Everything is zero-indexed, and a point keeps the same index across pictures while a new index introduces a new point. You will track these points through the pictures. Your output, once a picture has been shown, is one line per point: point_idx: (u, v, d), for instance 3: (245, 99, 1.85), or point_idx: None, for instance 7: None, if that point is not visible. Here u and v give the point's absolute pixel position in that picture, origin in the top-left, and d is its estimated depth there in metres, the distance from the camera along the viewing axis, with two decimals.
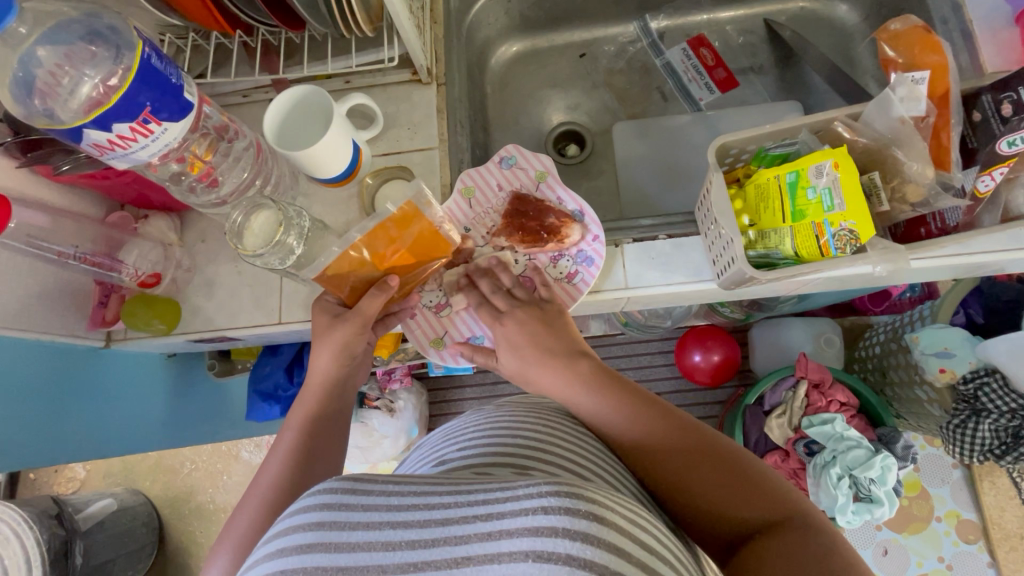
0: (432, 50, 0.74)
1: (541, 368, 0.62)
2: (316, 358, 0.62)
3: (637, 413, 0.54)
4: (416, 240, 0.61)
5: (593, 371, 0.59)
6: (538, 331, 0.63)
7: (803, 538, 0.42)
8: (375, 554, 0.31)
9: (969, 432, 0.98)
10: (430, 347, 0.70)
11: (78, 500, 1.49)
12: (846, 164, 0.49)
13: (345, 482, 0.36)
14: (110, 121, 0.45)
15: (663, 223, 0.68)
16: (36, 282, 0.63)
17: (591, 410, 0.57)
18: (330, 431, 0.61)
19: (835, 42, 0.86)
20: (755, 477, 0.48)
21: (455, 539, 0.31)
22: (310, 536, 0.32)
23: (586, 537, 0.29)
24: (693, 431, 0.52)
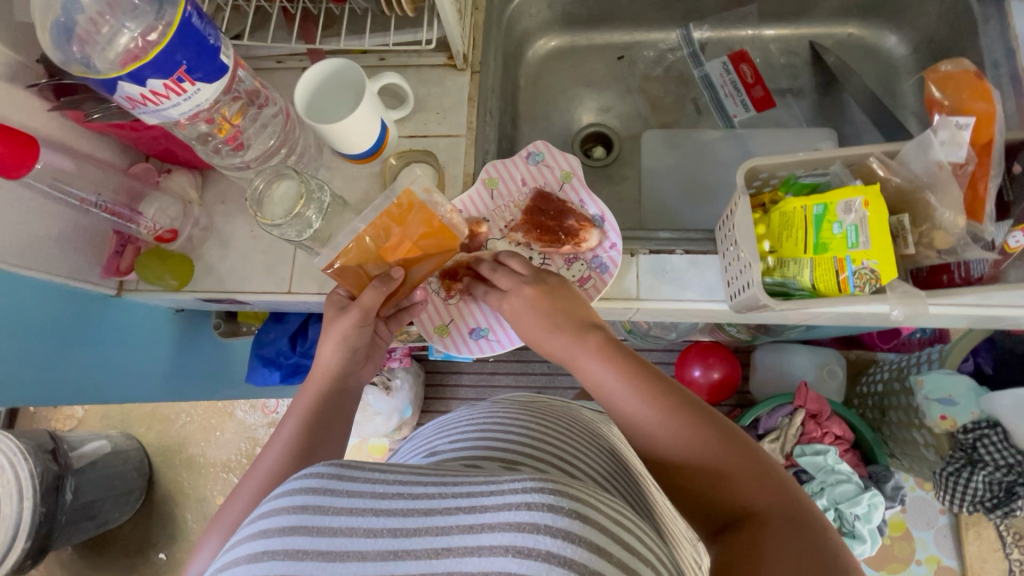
0: (471, 36, 0.74)
1: (552, 333, 0.60)
2: (320, 348, 0.63)
3: (643, 387, 0.53)
4: (421, 232, 0.60)
5: (603, 344, 0.58)
6: (545, 306, 0.61)
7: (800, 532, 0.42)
8: (357, 540, 0.31)
9: (962, 482, 0.99)
10: (435, 334, 0.70)
11: (73, 438, 1.53)
12: (877, 203, 0.48)
13: (331, 466, 0.36)
14: (145, 76, 0.45)
15: (681, 238, 0.67)
16: (56, 225, 0.64)
17: (597, 382, 0.56)
18: (328, 425, 0.61)
19: (879, 73, 0.84)
20: (751, 462, 0.48)
21: (436, 530, 0.32)
22: (292, 519, 0.32)
23: (566, 534, 0.30)
24: (698, 412, 0.52)
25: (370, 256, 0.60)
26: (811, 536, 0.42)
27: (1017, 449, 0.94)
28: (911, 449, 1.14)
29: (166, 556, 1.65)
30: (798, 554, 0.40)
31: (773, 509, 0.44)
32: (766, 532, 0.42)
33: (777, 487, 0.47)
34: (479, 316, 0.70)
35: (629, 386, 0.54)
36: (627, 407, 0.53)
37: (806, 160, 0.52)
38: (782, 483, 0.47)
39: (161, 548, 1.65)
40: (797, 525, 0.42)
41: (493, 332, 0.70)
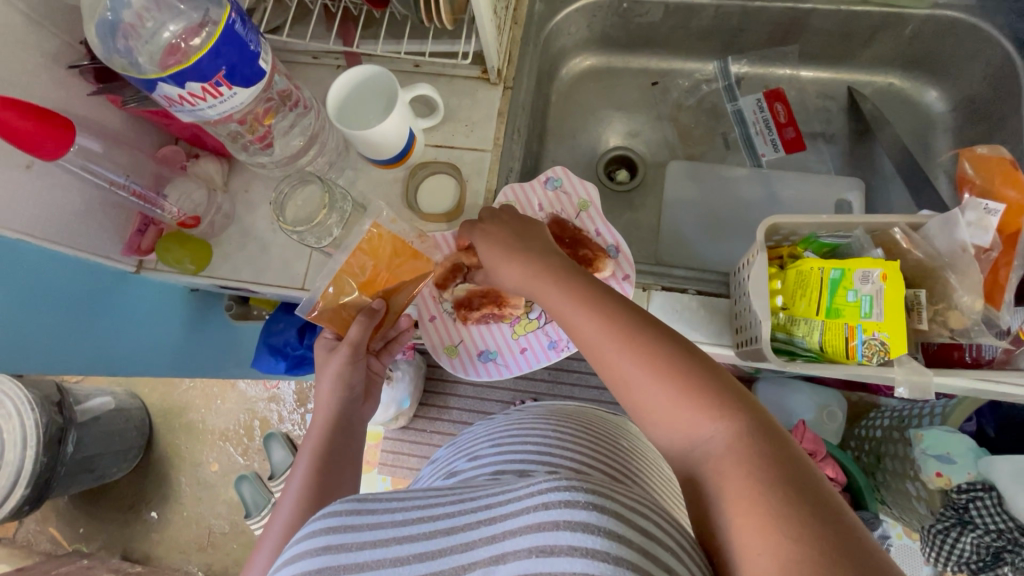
0: (507, 52, 0.74)
1: (518, 259, 0.59)
2: (319, 390, 0.65)
3: (598, 308, 0.51)
4: (393, 262, 0.63)
5: (562, 268, 0.56)
6: (513, 230, 0.62)
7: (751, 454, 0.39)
8: (386, 570, 0.36)
9: (949, 541, 0.99)
10: (444, 353, 0.72)
11: (79, 392, 1.56)
12: (895, 278, 0.48)
13: (350, 503, 0.41)
14: (185, 80, 0.46)
15: (695, 278, 0.67)
16: (83, 203, 0.66)
17: (557, 308, 0.54)
18: (339, 463, 0.62)
19: (915, 128, 0.83)
20: (715, 375, 0.45)
21: (461, 547, 0.36)
22: (320, 561, 0.38)
23: (586, 526, 0.33)
24: (653, 327, 0.48)
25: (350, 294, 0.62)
26: (774, 453, 0.39)
27: (1010, 516, 0.94)
28: (903, 499, 1.16)
29: (158, 515, 1.69)
30: (756, 476, 0.38)
31: (726, 428, 0.42)
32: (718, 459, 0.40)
33: (738, 400, 0.43)
34: (490, 339, 0.72)
35: (584, 308, 0.51)
36: (582, 328, 0.51)
37: (829, 223, 0.51)
38: (737, 397, 0.43)
39: (154, 507, 1.70)
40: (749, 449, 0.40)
41: (502, 356, 0.71)
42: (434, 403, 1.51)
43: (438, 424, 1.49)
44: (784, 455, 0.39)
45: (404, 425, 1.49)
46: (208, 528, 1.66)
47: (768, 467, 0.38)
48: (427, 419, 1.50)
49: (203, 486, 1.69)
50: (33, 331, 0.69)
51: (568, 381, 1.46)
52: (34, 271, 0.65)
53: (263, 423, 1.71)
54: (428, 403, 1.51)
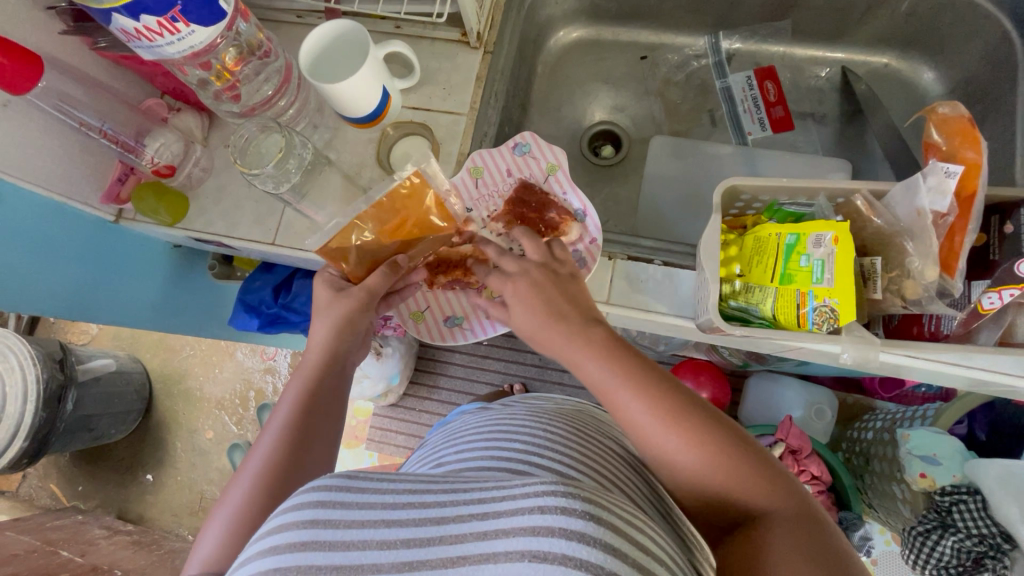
0: (488, 16, 0.73)
1: (553, 312, 0.57)
2: (313, 330, 0.63)
3: (648, 389, 0.50)
4: (420, 213, 0.61)
5: (607, 338, 0.54)
6: (547, 287, 0.59)
7: (800, 531, 0.43)
8: (369, 552, 0.34)
9: (930, 544, 0.95)
10: (410, 319, 0.72)
11: (82, 352, 1.61)
12: (846, 241, 0.46)
13: (338, 479, 0.40)
14: (139, 12, 0.46)
15: (661, 248, 0.66)
16: (61, 146, 0.67)
17: (598, 383, 0.52)
18: (323, 408, 0.61)
19: (908, 109, 0.80)
20: (750, 458, 0.48)
21: (451, 539, 0.35)
22: (303, 535, 0.35)
23: (582, 536, 0.32)
24: (695, 410, 0.49)
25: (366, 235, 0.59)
26: (814, 531, 0.43)
27: (993, 521, 0.91)
28: (888, 501, 1.13)
29: (153, 478, 1.74)
30: (811, 554, 0.41)
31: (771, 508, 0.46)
32: (765, 532, 0.44)
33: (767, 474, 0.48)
34: (455, 304, 0.72)
35: (632, 388, 0.50)
36: (631, 410, 0.50)
37: (789, 188, 0.50)
38: (782, 476, 0.48)
39: (149, 470, 1.74)
40: (795, 524, 0.44)
41: (468, 322, 0.72)
42: (424, 382, 1.51)
43: (426, 402, 1.50)
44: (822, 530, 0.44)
45: (393, 402, 1.50)
46: (199, 493, 1.70)
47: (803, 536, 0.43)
48: (416, 397, 1.51)
49: (197, 452, 1.73)
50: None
51: (557, 366, 1.45)
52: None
53: (258, 394, 1.74)
54: (417, 382, 1.51)
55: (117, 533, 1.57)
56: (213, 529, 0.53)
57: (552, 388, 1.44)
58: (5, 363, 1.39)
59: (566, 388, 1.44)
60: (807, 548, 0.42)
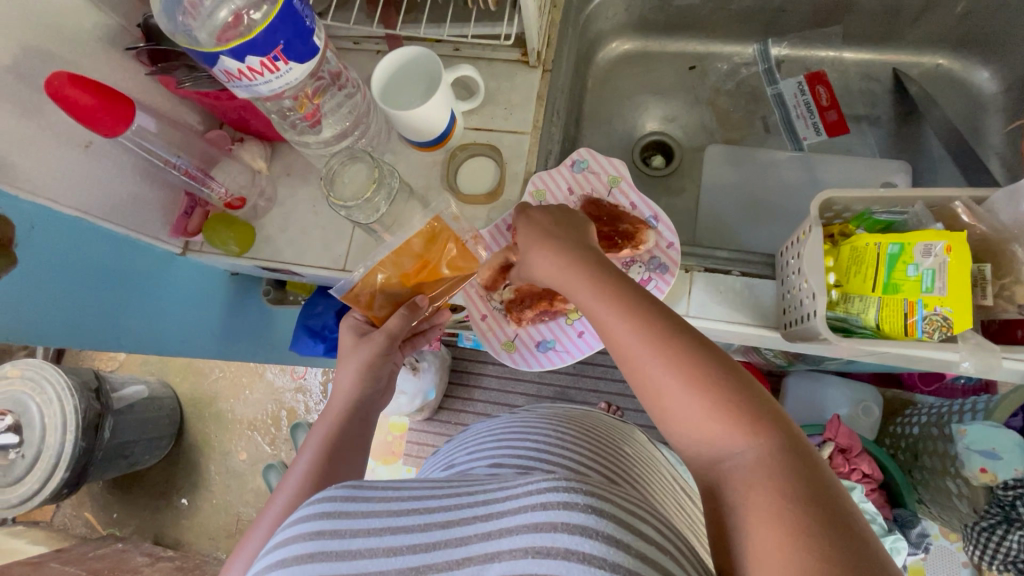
0: (547, 34, 0.73)
1: (575, 278, 0.54)
2: (340, 379, 0.64)
3: (637, 313, 0.48)
4: (444, 258, 0.62)
5: (607, 269, 0.53)
6: (556, 222, 0.60)
7: (781, 480, 0.38)
8: (377, 559, 0.36)
9: (996, 539, 0.98)
10: (503, 351, 0.70)
11: (115, 380, 1.61)
12: (960, 249, 0.47)
13: (343, 490, 0.41)
14: (245, 53, 0.47)
15: (738, 259, 0.66)
16: (135, 183, 0.68)
17: (591, 309, 0.51)
18: (348, 448, 0.60)
19: (964, 109, 0.81)
20: (775, 425, 0.42)
21: (455, 541, 0.37)
22: (310, 546, 0.37)
23: (584, 529, 0.34)
24: (687, 338, 0.46)
25: (391, 279, 0.61)
26: (825, 504, 0.37)
27: None
28: (942, 497, 1.13)
29: (188, 502, 1.73)
30: (785, 509, 0.36)
31: (776, 472, 0.39)
32: (746, 479, 0.39)
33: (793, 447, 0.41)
34: (546, 330, 0.69)
35: (623, 311, 0.48)
36: (618, 332, 0.48)
37: (886, 197, 0.50)
38: (783, 424, 0.42)
39: (184, 494, 1.74)
40: (780, 474, 0.39)
41: (562, 344, 0.69)
42: (459, 395, 1.51)
43: (462, 416, 1.50)
44: (839, 510, 0.36)
45: (429, 417, 1.50)
46: (236, 515, 1.69)
47: (811, 507, 0.36)
48: (452, 411, 1.51)
49: (232, 474, 1.72)
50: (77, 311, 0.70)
51: (594, 373, 1.45)
52: (88, 248, 0.67)
53: (290, 413, 1.74)
54: (452, 395, 1.51)
55: (160, 560, 1.56)
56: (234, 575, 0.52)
57: (591, 396, 1.44)
58: (43, 394, 1.39)
59: (603, 395, 1.44)
60: (788, 510, 0.36)
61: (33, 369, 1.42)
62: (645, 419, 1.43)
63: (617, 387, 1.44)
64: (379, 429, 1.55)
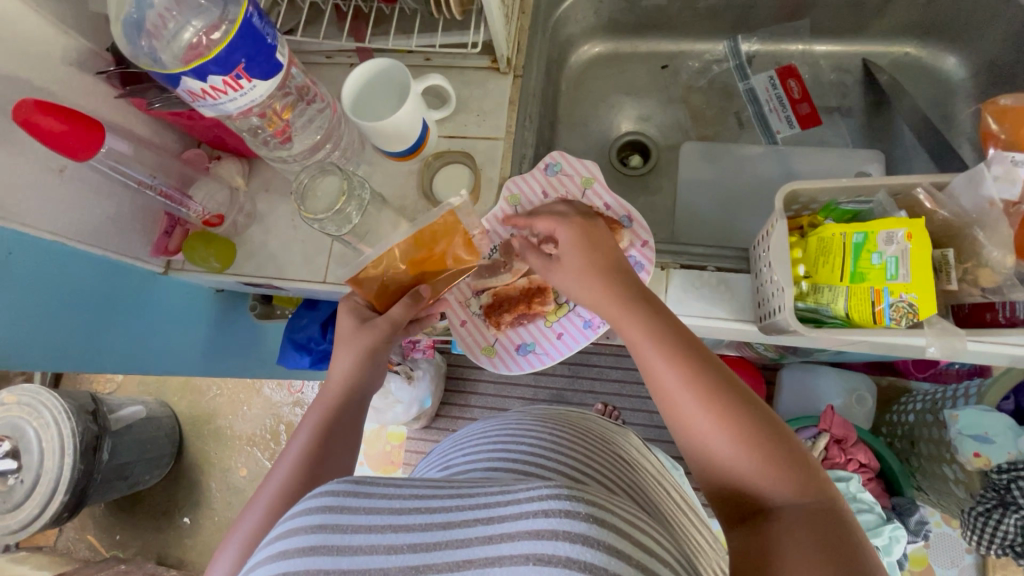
0: (516, 41, 0.74)
1: (619, 313, 0.56)
2: (335, 359, 0.63)
3: (680, 354, 0.51)
4: (449, 251, 0.62)
5: (651, 307, 0.55)
6: (591, 243, 0.61)
7: (810, 524, 0.41)
8: (377, 558, 0.35)
9: (992, 523, 0.97)
10: (482, 354, 0.70)
11: (112, 402, 1.61)
12: (920, 237, 0.47)
13: (346, 484, 0.41)
14: (207, 72, 0.47)
15: (713, 254, 0.66)
16: (114, 205, 0.68)
17: (635, 344, 0.54)
18: (343, 434, 0.60)
19: (934, 96, 0.81)
20: (797, 463, 0.45)
21: (455, 543, 0.36)
22: (311, 540, 0.37)
23: (586, 538, 0.34)
24: (728, 384, 0.49)
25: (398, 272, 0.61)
26: (840, 539, 0.40)
27: None
28: (939, 483, 1.13)
29: (191, 521, 1.73)
30: (813, 550, 0.39)
31: (794, 505, 0.43)
32: (773, 520, 0.42)
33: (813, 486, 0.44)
34: (525, 333, 0.70)
35: (665, 351, 0.51)
36: (660, 371, 0.51)
37: (849, 187, 0.51)
38: (817, 475, 0.45)
39: (186, 512, 1.74)
40: (810, 519, 0.41)
41: (541, 345, 0.70)
42: (455, 402, 1.51)
43: (459, 422, 1.49)
44: (862, 556, 0.39)
45: (426, 425, 1.50)
46: None
47: (828, 543, 0.39)
48: (449, 418, 1.51)
49: (233, 491, 1.72)
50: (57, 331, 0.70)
51: (589, 374, 1.46)
52: (63, 268, 0.68)
53: (289, 427, 1.74)
54: (449, 402, 1.51)
55: None
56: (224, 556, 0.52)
57: (586, 397, 1.44)
58: (40, 419, 1.39)
59: (598, 396, 1.44)
60: (815, 551, 0.39)
61: (30, 394, 1.42)
62: (641, 417, 1.43)
63: (612, 387, 1.44)
64: (377, 440, 1.55)
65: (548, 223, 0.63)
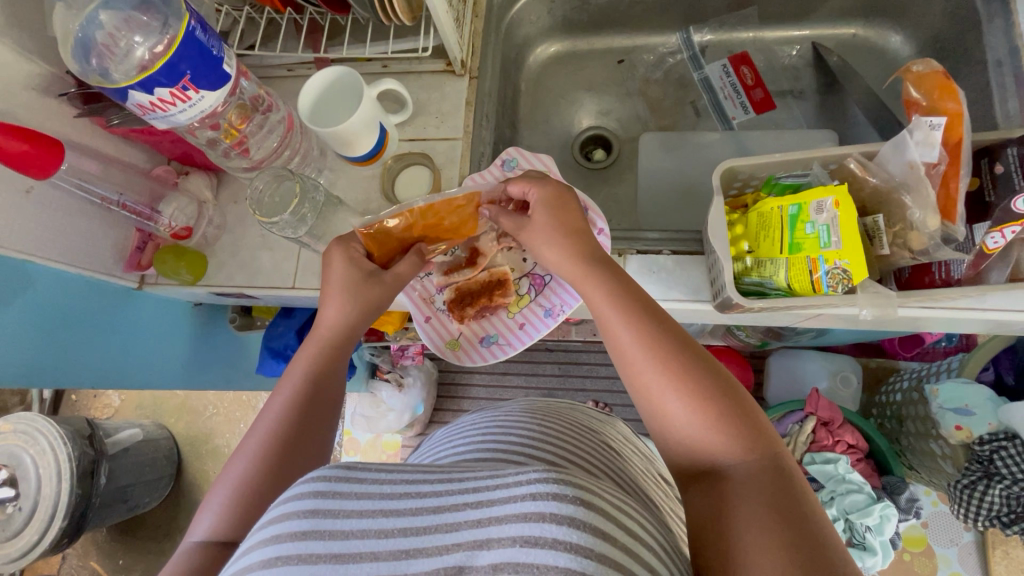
0: (470, 43, 0.76)
1: (585, 283, 0.56)
2: (324, 306, 0.60)
3: (643, 322, 0.51)
4: (457, 221, 0.67)
5: (615, 276, 0.56)
6: (560, 211, 0.60)
7: (763, 490, 0.43)
8: (368, 541, 0.35)
9: (977, 495, 0.97)
10: (447, 350, 0.71)
11: (109, 426, 1.62)
12: (846, 203, 0.48)
13: (336, 470, 0.41)
14: (153, 85, 0.49)
15: (667, 239, 0.68)
16: (82, 223, 0.70)
17: (600, 312, 0.54)
18: (332, 382, 0.58)
19: (884, 74, 0.83)
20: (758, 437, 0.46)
21: (446, 527, 0.36)
22: (303, 524, 0.37)
23: (572, 520, 0.34)
24: (688, 351, 0.50)
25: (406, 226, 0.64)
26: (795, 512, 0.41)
27: None
28: (929, 460, 1.13)
29: None
30: (766, 515, 0.41)
31: (748, 469, 0.44)
32: (728, 486, 0.44)
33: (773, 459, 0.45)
34: (488, 325, 0.72)
35: (629, 319, 0.52)
36: (622, 338, 0.51)
37: (783, 162, 0.53)
38: (770, 441, 0.46)
39: None
40: (763, 484, 0.43)
41: (504, 337, 0.71)
42: (448, 407, 1.52)
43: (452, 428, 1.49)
44: (809, 517, 0.41)
45: (420, 432, 1.50)
46: None
47: (791, 519, 0.40)
48: (442, 424, 1.51)
49: None
50: (21, 347, 0.70)
51: (578, 372, 1.46)
52: (36, 286, 0.68)
53: None
54: (442, 408, 1.52)
55: None
56: (212, 504, 0.51)
57: (576, 395, 1.45)
58: (36, 446, 1.40)
59: (589, 393, 1.44)
60: (768, 516, 0.41)
61: (26, 421, 1.43)
62: (632, 412, 1.43)
63: (602, 383, 1.45)
64: (373, 449, 1.56)
65: (521, 185, 0.62)
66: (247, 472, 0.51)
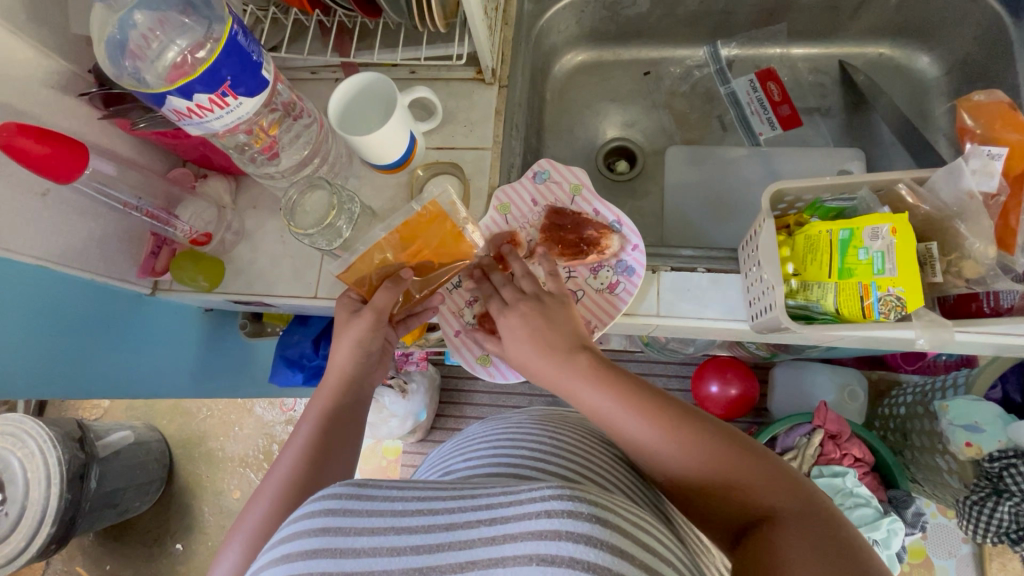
0: (501, 51, 0.75)
1: (571, 376, 0.56)
2: (333, 353, 0.64)
3: (634, 402, 0.52)
4: (437, 241, 0.61)
5: (592, 362, 0.56)
6: (538, 324, 0.60)
7: (804, 526, 0.42)
8: (379, 560, 0.34)
9: (986, 512, 0.98)
10: (477, 364, 0.70)
11: (99, 428, 1.57)
12: (905, 230, 0.48)
13: (349, 487, 0.39)
14: (193, 91, 0.47)
15: (702, 256, 0.67)
16: (97, 226, 0.67)
17: (591, 402, 0.54)
18: (344, 424, 0.62)
19: (910, 94, 0.84)
20: (778, 473, 0.47)
21: (459, 544, 0.34)
22: (315, 542, 0.35)
23: (589, 539, 0.31)
24: (686, 418, 0.51)
25: (386, 259, 0.60)
26: (834, 532, 0.42)
27: None
28: (933, 475, 1.14)
29: (183, 547, 1.68)
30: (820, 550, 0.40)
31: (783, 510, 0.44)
32: (772, 531, 0.43)
33: (793, 486, 0.46)
34: None
35: (620, 400, 0.53)
36: (621, 421, 0.52)
37: (834, 184, 0.52)
38: (792, 479, 0.47)
39: (178, 538, 1.69)
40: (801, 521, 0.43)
41: None
42: (451, 414, 1.50)
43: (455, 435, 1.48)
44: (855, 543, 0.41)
45: (422, 438, 1.48)
46: None
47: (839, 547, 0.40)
48: (445, 430, 1.49)
49: (226, 514, 1.68)
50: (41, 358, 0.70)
51: None
52: (44, 292, 0.65)
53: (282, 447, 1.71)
54: (445, 414, 1.50)
55: None
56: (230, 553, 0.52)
57: None
58: (25, 448, 1.35)
59: None
60: (819, 547, 0.40)
61: (14, 423, 1.38)
62: None
63: None
64: (373, 455, 1.53)
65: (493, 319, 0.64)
66: (265, 518, 0.53)
